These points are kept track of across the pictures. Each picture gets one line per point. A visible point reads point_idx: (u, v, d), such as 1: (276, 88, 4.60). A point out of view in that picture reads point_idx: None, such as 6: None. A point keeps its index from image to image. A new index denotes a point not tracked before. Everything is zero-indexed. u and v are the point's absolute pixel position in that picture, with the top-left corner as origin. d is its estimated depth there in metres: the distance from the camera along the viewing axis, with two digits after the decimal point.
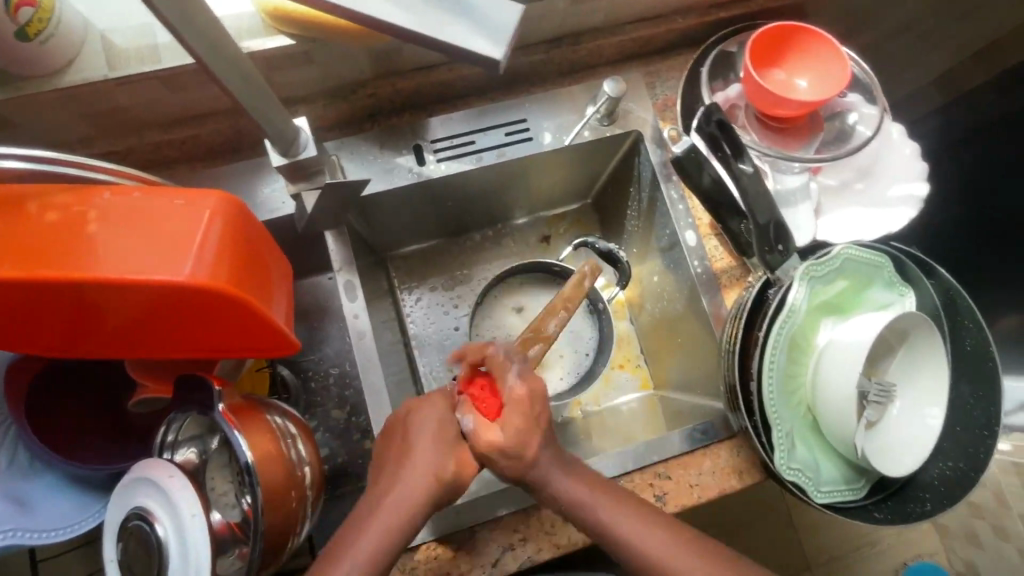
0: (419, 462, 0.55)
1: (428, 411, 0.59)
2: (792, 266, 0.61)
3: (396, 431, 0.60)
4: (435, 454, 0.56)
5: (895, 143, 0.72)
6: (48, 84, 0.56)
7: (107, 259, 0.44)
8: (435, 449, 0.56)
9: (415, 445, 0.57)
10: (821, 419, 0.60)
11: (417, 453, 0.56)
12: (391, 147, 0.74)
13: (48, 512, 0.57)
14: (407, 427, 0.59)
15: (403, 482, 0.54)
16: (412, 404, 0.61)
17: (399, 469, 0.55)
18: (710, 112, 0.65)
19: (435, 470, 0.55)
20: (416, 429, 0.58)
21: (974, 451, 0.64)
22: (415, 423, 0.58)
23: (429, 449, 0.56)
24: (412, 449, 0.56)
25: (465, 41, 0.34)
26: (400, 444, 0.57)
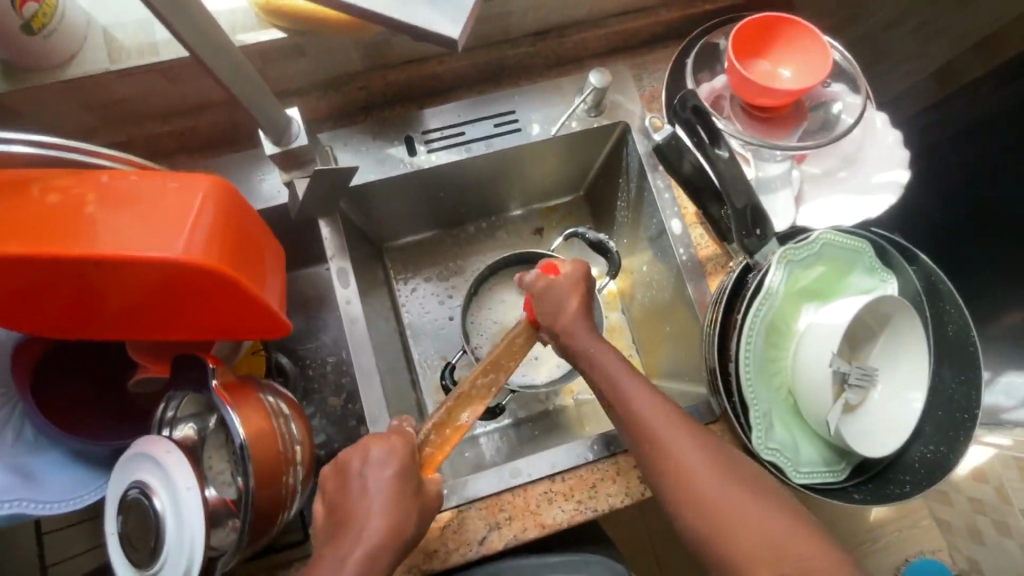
0: (376, 515, 0.54)
1: (387, 457, 0.57)
2: (770, 250, 0.62)
3: (352, 466, 0.57)
4: (395, 509, 0.55)
5: (879, 131, 0.73)
6: (51, 76, 0.59)
7: (103, 237, 0.47)
8: (397, 498, 0.55)
9: (371, 492, 0.55)
10: (800, 403, 0.61)
11: (375, 505, 0.55)
12: (384, 138, 0.76)
13: (52, 485, 0.59)
14: (362, 479, 0.56)
15: (366, 533, 0.53)
16: (370, 441, 0.58)
17: (362, 520, 0.54)
18: (686, 98, 0.67)
19: (395, 521, 0.54)
20: (373, 484, 0.56)
21: (955, 434, 0.64)
22: (374, 469, 0.56)
23: (387, 505, 0.55)
24: (372, 500, 0.55)
25: (433, 24, 0.36)
26: (358, 490, 0.56)
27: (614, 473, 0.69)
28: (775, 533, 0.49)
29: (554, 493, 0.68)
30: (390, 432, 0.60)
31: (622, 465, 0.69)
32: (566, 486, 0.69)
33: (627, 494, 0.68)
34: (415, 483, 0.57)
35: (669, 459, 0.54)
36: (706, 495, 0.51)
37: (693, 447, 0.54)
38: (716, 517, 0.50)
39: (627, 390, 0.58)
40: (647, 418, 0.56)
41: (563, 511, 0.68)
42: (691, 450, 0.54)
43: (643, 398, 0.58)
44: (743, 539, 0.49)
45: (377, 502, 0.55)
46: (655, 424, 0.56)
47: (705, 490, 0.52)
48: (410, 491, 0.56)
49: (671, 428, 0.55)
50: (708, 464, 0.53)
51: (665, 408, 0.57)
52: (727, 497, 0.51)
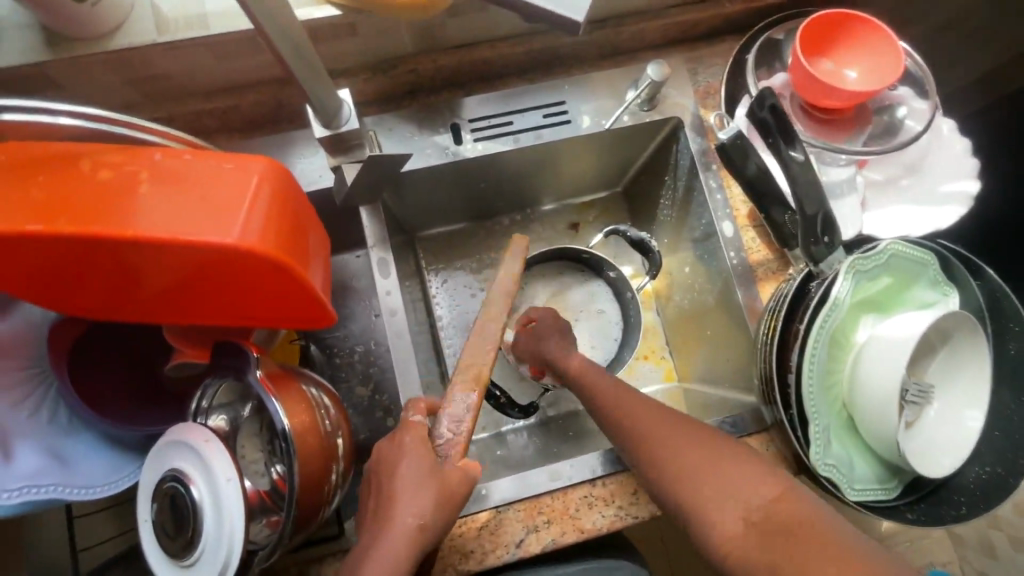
0: (404, 513, 0.51)
1: (404, 454, 0.54)
2: (837, 259, 0.59)
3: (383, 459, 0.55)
4: (417, 500, 0.52)
5: (946, 139, 0.70)
6: (96, 47, 0.56)
7: (157, 218, 0.44)
8: (425, 486, 0.52)
9: (397, 487, 0.52)
10: (860, 418, 0.59)
11: (400, 502, 0.52)
12: (429, 125, 0.74)
13: (85, 470, 0.58)
14: (388, 472, 0.54)
15: (393, 528, 0.51)
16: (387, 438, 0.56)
17: (388, 517, 0.51)
18: (765, 96, 0.61)
19: (422, 515, 0.51)
20: (396, 475, 0.53)
21: (1012, 456, 0.62)
22: (400, 468, 0.53)
23: (409, 497, 0.52)
24: (396, 494, 0.52)
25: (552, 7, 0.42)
26: (380, 491, 0.53)
27: None
28: (741, 484, 0.52)
29: (594, 497, 0.67)
30: (403, 427, 0.56)
31: None
32: (606, 491, 0.67)
33: None
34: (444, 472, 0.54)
35: (641, 434, 0.59)
36: (676, 457, 0.55)
37: (664, 419, 0.59)
38: (687, 477, 0.54)
39: (601, 384, 0.66)
40: (624, 406, 0.62)
41: (603, 517, 0.66)
42: (660, 422, 0.59)
43: (616, 386, 0.65)
44: (713, 491, 0.52)
45: (405, 499, 0.52)
46: (627, 408, 0.62)
47: (674, 452, 0.56)
48: (439, 480, 0.53)
49: (642, 410, 0.61)
50: (677, 431, 0.58)
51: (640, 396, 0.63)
52: (697, 457, 0.55)
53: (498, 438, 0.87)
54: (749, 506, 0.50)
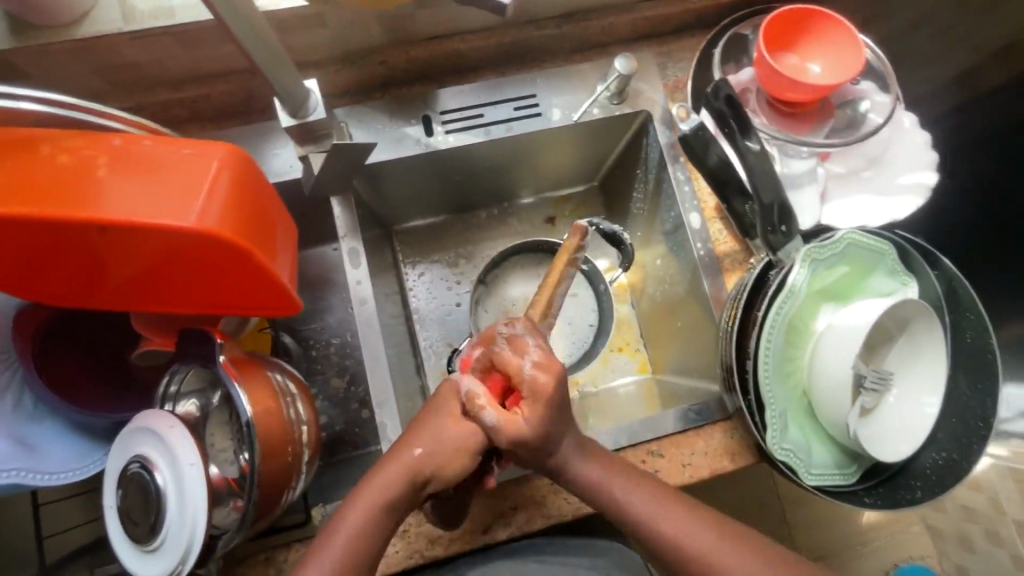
0: (412, 445, 0.55)
1: (440, 396, 0.59)
2: (794, 248, 0.60)
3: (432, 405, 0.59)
4: (427, 438, 0.55)
5: (906, 132, 0.72)
6: (61, 35, 0.56)
7: (115, 202, 0.45)
8: (442, 432, 0.56)
9: (418, 431, 0.56)
10: (817, 404, 0.60)
11: (413, 438, 0.56)
12: (401, 116, 0.74)
13: (51, 455, 0.58)
14: (422, 411, 0.59)
15: (393, 462, 0.54)
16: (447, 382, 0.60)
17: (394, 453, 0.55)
18: (720, 87, 0.63)
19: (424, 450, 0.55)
20: (429, 413, 0.58)
21: (967, 442, 0.64)
22: (433, 412, 0.58)
23: (423, 435, 0.56)
24: (416, 431, 0.56)
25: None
26: (410, 426, 0.58)
27: None
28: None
29: (560, 484, 0.68)
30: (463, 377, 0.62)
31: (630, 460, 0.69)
32: None
33: None
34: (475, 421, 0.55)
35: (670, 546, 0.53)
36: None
37: (710, 538, 0.52)
38: None
39: (621, 501, 0.55)
40: (649, 516, 0.54)
41: (569, 503, 0.67)
42: (689, 529, 0.53)
43: (630, 489, 0.56)
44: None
45: (421, 437, 0.55)
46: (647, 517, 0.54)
47: (723, 571, 0.51)
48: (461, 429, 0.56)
49: (683, 527, 0.53)
50: (706, 531, 0.53)
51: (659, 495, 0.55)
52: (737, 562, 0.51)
53: None
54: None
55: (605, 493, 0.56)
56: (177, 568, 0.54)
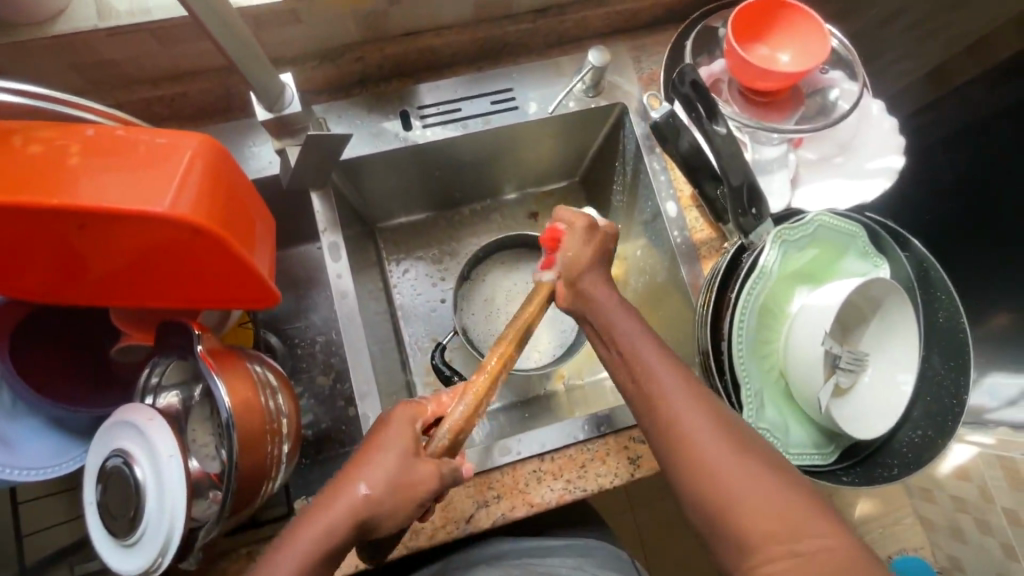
0: (363, 481, 0.51)
1: (392, 429, 0.54)
2: (765, 230, 0.62)
3: (376, 434, 0.55)
4: (380, 481, 0.51)
5: (874, 119, 0.74)
6: (37, 32, 0.57)
7: (87, 190, 0.45)
8: (393, 467, 0.52)
9: (364, 466, 0.52)
10: (792, 384, 0.61)
11: (360, 476, 0.52)
12: (379, 112, 0.75)
13: (30, 451, 0.58)
14: (370, 441, 0.55)
15: (338, 504, 0.50)
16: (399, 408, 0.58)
17: (338, 493, 0.51)
18: (685, 72, 0.66)
19: (375, 492, 0.51)
20: (380, 447, 0.53)
21: (943, 419, 0.64)
22: (381, 444, 0.54)
23: (375, 478, 0.51)
24: (366, 466, 0.52)
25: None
26: (353, 459, 0.53)
27: (604, 453, 0.69)
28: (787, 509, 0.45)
29: (543, 471, 0.68)
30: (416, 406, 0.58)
31: (612, 445, 0.69)
32: (555, 465, 0.68)
33: (616, 475, 0.68)
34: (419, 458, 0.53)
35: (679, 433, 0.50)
36: (695, 437, 0.50)
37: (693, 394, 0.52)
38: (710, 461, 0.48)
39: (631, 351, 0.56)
40: (646, 366, 0.55)
41: (552, 491, 0.67)
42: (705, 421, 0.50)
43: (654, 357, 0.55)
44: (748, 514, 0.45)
45: (368, 473, 0.52)
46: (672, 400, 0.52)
47: (695, 430, 0.50)
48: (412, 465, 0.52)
49: (676, 383, 0.53)
50: (717, 432, 0.49)
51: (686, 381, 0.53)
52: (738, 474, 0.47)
53: None
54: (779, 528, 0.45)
55: (637, 364, 0.55)
56: (155, 560, 0.54)
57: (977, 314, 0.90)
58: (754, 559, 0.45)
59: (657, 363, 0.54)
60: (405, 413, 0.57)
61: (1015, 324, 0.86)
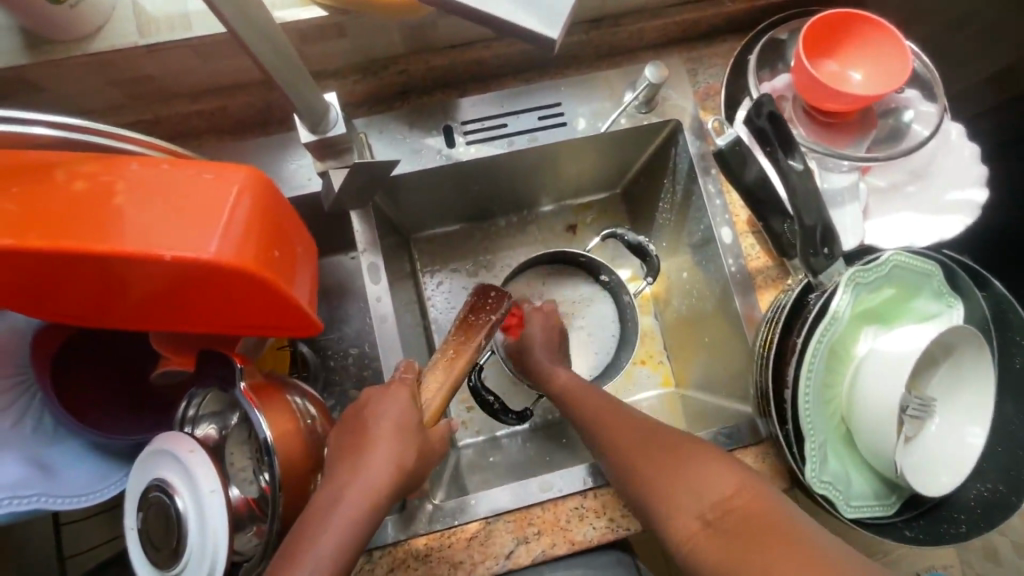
0: (376, 455, 0.54)
1: (370, 416, 0.56)
2: (838, 271, 0.57)
3: (347, 431, 0.57)
4: (397, 446, 0.55)
5: (954, 145, 0.68)
6: (78, 49, 0.55)
7: (132, 231, 0.43)
8: (379, 478, 0.53)
9: (300, 557, 0.47)
10: (857, 432, 0.58)
11: (307, 559, 0.47)
12: (422, 128, 0.72)
13: (70, 477, 0.58)
14: (362, 421, 0.56)
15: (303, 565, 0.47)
16: (372, 393, 0.59)
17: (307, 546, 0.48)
18: (763, 104, 0.60)
19: (401, 459, 0.55)
20: (375, 421, 0.56)
21: (1017, 474, 0.60)
22: (341, 490, 0.51)
23: (392, 443, 0.55)
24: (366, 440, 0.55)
25: (522, 21, 0.33)
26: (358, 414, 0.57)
27: None
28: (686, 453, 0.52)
29: (585, 509, 0.66)
30: (393, 383, 0.59)
31: None
32: (598, 502, 0.66)
33: None
34: (418, 427, 0.57)
35: (614, 447, 0.57)
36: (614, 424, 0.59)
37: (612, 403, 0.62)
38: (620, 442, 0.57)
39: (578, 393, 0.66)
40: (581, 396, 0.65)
41: (594, 528, 0.65)
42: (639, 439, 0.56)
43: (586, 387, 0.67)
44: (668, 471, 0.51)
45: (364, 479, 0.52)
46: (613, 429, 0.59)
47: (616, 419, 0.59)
48: (404, 436, 0.56)
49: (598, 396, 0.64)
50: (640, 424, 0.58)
51: (622, 415, 0.60)
52: (656, 443, 0.55)
53: (491, 442, 0.86)
54: (703, 508, 0.47)
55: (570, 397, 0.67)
56: None
57: None
58: (661, 495, 0.50)
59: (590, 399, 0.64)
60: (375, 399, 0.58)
61: None
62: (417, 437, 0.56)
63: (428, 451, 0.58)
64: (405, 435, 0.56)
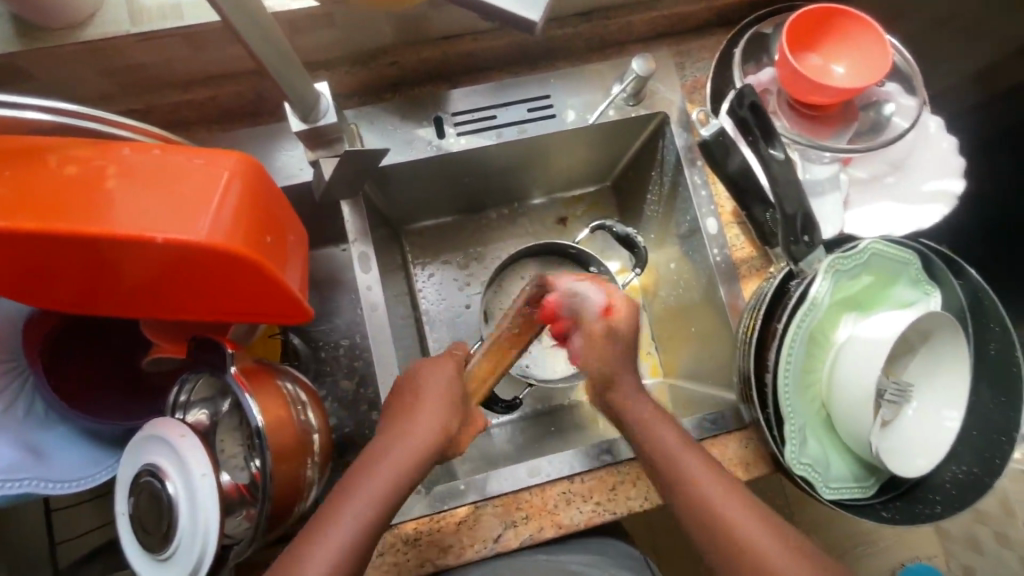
0: (421, 418, 0.59)
1: (421, 381, 0.62)
2: (817, 258, 0.59)
3: (398, 395, 0.63)
4: (442, 412, 0.60)
5: (932, 137, 0.70)
6: (69, 37, 0.55)
7: (124, 215, 0.44)
8: (424, 440, 0.58)
9: (344, 506, 0.53)
10: (836, 416, 0.59)
11: (349, 505, 0.53)
12: (412, 118, 0.73)
13: (61, 462, 0.58)
14: (415, 387, 0.62)
15: (343, 517, 0.52)
16: (422, 364, 0.64)
17: (352, 493, 0.54)
18: (744, 94, 0.61)
19: (446, 424, 0.60)
20: (425, 388, 0.62)
21: (990, 456, 0.62)
22: (386, 450, 0.57)
23: (437, 408, 0.60)
24: (417, 402, 0.60)
25: None
26: (407, 379, 0.63)
27: (635, 476, 0.68)
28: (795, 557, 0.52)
29: (573, 493, 0.67)
30: (441, 355, 0.66)
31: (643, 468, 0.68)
32: (585, 487, 0.67)
33: (647, 498, 0.67)
34: (459, 398, 0.63)
35: (686, 487, 0.56)
36: (697, 488, 0.56)
37: (695, 458, 0.57)
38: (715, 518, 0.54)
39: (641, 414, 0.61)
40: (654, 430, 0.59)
41: (581, 513, 0.67)
42: (728, 499, 0.55)
43: (660, 426, 0.60)
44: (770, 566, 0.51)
45: (409, 437, 0.58)
46: (690, 473, 0.57)
47: (701, 487, 0.56)
48: (447, 406, 0.61)
49: (670, 438, 0.59)
50: (735, 500, 0.55)
51: (694, 453, 0.58)
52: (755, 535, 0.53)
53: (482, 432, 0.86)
54: None
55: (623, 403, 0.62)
56: None
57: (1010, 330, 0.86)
58: None
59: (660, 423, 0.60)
60: (428, 368, 0.64)
61: None
62: (463, 407, 0.63)
63: (470, 423, 0.65)
64: (451, 403, 0.61)
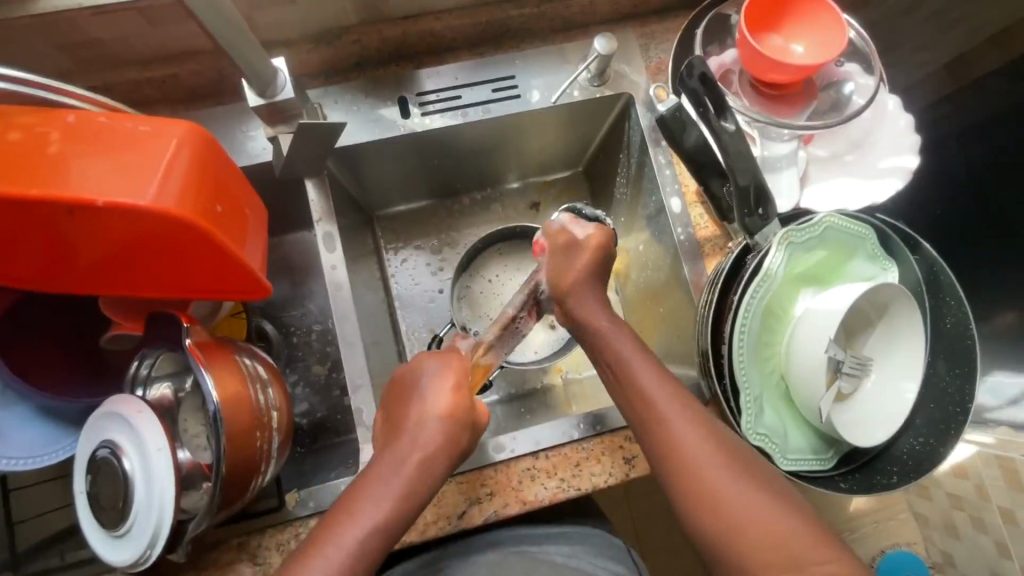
0: (430, 420, 0.57)
1: (428, 381, 0.60)
2: (772, 231, 0.60)
3: (404, 392, 0.61)
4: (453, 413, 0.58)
5: (890, 115, 0.71)
6: (19, 10, 0.55)
7: (68, 180, 0.43)
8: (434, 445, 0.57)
9: (357, 513, 0.53)
10: (793, 389, 0.60)
11: (361, 513, 0.53)
12: (376, 97, 0.73)
13: (18, 440, 0.59)
14: (420, 385, 0.60)
15: (356, 525, 0.52)
16: (423, 360, 0.62)
17: (366, 502, 0.53)
18: (693, 65, 0.63)
19: (456, 428, 0.58)
20: (431, 388, 0.59)
21: (945, 427, 0.63)
22: (392, 457, 0.56)
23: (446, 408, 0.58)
24: (424, 405, 0.58)
25: None
26: (411, 377, 0.61)
27: (599, 453, 0.68)
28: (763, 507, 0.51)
29: (537, 470, 0.67)
30: (446, 351, 0.63)
31: (607, 445, 0.68)
32: (549, 463, 0.68)
33: (611, 474, 0.67)
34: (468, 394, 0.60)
35: (655, 423, 0.56)
36: (669, 430, 0.55)
37: (669, 393, 0.57)
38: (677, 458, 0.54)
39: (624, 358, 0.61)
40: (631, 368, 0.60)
41: (545, 489, 0.67)
42: (694, 432, 0.55)
43: (637, 360, 0.60)
44: (718, 500, 0.51)
45: (416, 444, 0.56)
46: (662, 408, 0.57)
47: (671, 426, 0.55)
48: (459, 402, 0.58)
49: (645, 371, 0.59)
50: (700, 438, 0.55)
51: (670, 391, 0.58)
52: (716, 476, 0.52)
53: None
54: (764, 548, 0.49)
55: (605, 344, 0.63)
56: (145, 553, 0.54)
57: (982, 313, 0.85)
58: (719, 524, 0.51)
59: (669, 400, 0.57)
60: (436, 367, 0.61)
61: (1019, 324, 0.82)
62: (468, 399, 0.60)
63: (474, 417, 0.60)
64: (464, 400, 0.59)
